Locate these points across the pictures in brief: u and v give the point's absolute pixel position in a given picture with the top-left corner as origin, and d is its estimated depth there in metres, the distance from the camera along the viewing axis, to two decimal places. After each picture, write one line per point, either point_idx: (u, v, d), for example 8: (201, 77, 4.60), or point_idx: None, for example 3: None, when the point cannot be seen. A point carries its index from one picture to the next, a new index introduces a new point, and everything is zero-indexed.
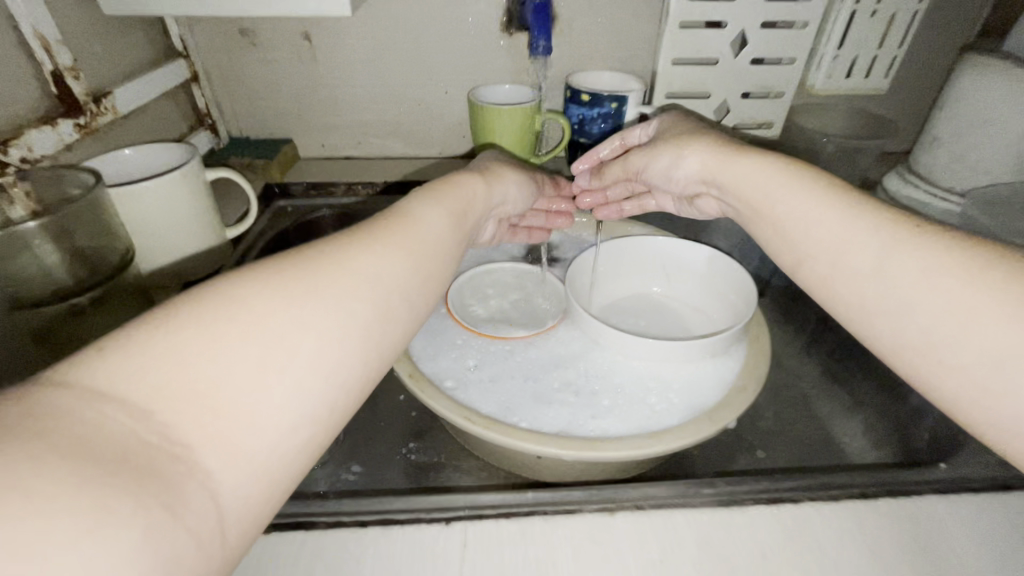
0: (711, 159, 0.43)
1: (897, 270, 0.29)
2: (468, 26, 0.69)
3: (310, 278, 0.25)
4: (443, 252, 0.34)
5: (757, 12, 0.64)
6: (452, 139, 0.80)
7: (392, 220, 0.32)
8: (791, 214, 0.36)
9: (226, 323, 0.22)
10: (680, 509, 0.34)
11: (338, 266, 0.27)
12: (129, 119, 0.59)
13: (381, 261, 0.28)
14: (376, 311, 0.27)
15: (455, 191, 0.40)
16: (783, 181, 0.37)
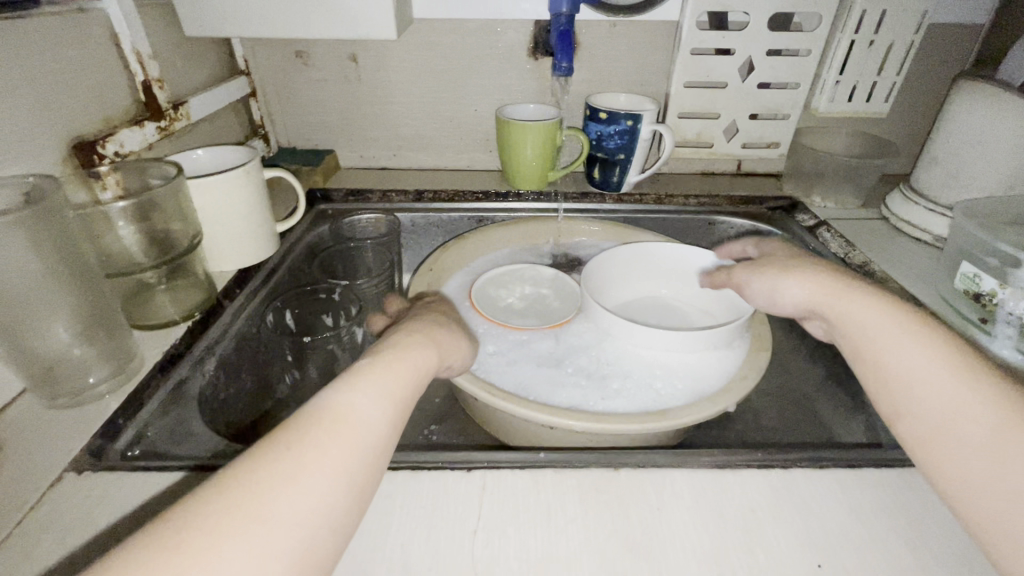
0: (816, 291, 0.43)
1: (1009, 452, 0.30)
2: (498, 50, 0.77)
3: (263, 495, 0.26)
4: (385, 446, 0.32)
5: (762, 41, 0.69)
6: (479, 153, 0.87)
7: (323, 416, 0.30)
8: (901, 364, 0.35)
9: (183, 556, 0.23)
10: (676, 469, 0.38)
11: (290, 475, 0.27)
12: (198, 125, 0.67)
13: (331, 460, 0.29)
14: (327, 511, 0.27)
15: (399, 362, 0.36)
16: (901, 330, 0.37)
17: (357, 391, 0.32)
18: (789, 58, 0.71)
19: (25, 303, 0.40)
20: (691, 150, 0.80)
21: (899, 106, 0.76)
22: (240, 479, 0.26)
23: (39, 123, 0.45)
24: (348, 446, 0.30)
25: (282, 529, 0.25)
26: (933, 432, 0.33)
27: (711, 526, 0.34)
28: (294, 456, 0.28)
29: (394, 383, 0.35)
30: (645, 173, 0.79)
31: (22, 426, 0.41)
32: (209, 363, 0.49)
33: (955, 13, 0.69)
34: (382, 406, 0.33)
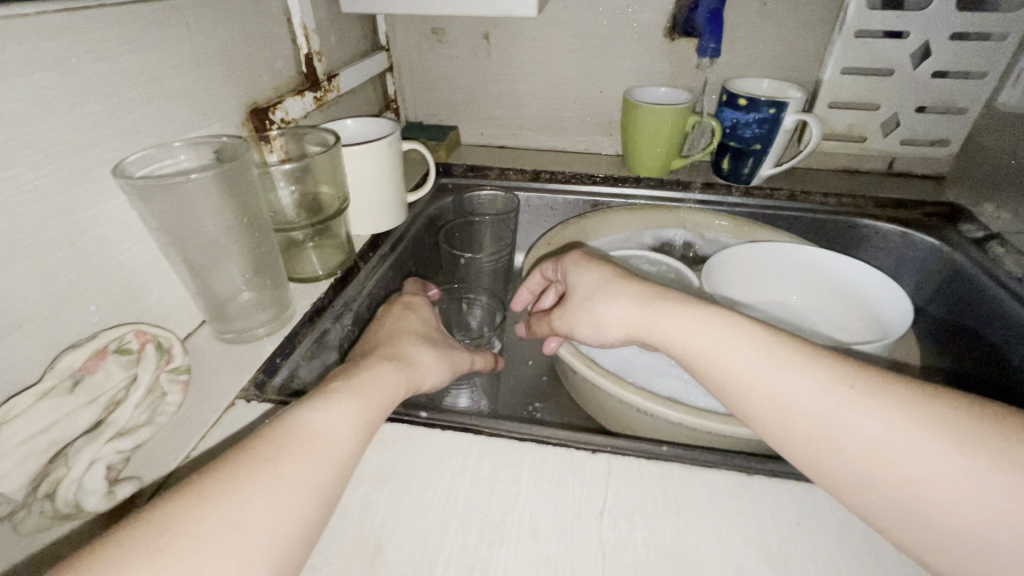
0: (634, 314, 0.40)
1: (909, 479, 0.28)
2: (633, 31, 0.74)
3: (221, 498, 0.25)
4: (348, 458, 0.31)
5: (946, 22, 0.61)
6: (599, 136, 0.85)
7: (282, 435, 0.29)
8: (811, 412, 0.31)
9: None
10: (818, 485, 0.35)
11: (248, 479, 0.26)
12: (344, 98, 0.72)
13: (297, 461, 0.28)
14: (289, 518, 0.26)
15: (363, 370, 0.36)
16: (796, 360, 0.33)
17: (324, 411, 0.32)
18: (978, 43, 0.62)
19: (214, 248, 0.45)
20: (837, 144, 0.73)
21: None
22: (190, 488, 0.26)
23: (229, 89, 0.51)
24: (310, 448, 0.29)
25: (244, 523, 0.25)
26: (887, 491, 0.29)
27: (860, 551, 0.32)
28: (257, 460, 0.28)
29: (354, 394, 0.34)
30: (781, 167, 0.74)
31: (202, 352, 0.47)
32: (347, 318, 0.54)
33: None
34: (346, 411, 0.32)
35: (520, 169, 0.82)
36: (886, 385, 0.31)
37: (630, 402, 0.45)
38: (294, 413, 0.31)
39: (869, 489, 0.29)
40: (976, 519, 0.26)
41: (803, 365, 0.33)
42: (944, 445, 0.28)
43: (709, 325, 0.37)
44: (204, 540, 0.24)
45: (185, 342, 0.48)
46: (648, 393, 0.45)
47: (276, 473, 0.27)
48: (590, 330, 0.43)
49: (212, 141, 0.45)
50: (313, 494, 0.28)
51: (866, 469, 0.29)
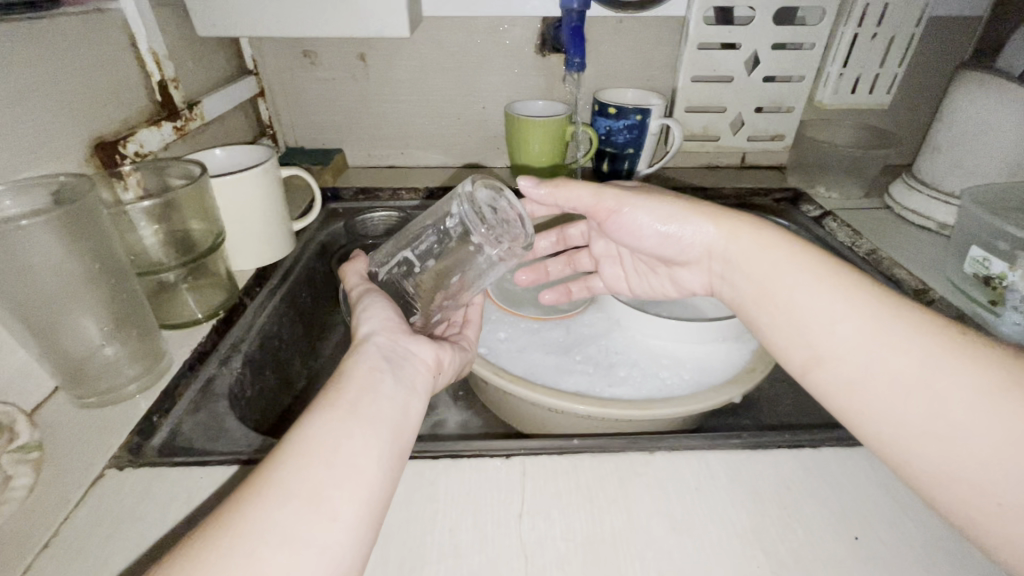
0: (676, 214, 0.44)
1: (935, 384, 0.30)
2: (507, 48, 0.77)
3: (202, 572, 0.24)
4: (359, 458, 0.29)
5: (766, 35, 0.71)
6: (487, 150, 0.87)
7: (286, 449, 0.29)
8: (805, 306, 0.36)
9: None
10: (710, 451, 0.39)
11: (229, 544, 0.25)
12: (210, 126, 0.67)
13: (281, 514, 0.26)
14: (312, 546, 0.26)
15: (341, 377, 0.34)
16: (791, 266, 0.38)
17: (317, 421, 0.30)
18: (793, 52, 0.72)
19: (61, 300, 0.40)
20: (697, 144, 0.81)
21: (901, 99, 0.78)
22: (180, 556, 0.25)
23: (64, 123, 0.45)
24: (293, 491, 0.27)
25: None
26: (850, 386, 0.34)
27: (748, 504, 0.35)
28: (236, 515, 0.26)
29: (333, 414, 0.31)
30: (654, 167, 0.80)
31: (58, 424, 0.41)
32: (236, 361, 0.49)
33: (953, 6, 0.70)
34: (332, 437, 0.30)
35: (412, 188, 0.81)
36: (932, 328, 0.32)
37: (538, 402, 0.46)
38: (270, 458, 0.29)
39: (850, 376, 0.34)
40: (958, 433, 0.29)
41: (866, 293, 0.35)
42: (940, 358, 0.31)
43: (779, 250, 0.39)
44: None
45: (34, 416, 0.41)
46: (555, 391, 0.47)
47: (258, 535, 0.25)
48: (641, 229, 0.46)
49: (47, 181, 0.40)
50: (309, 551, 0.26)
51: (842, 354, 0.34)
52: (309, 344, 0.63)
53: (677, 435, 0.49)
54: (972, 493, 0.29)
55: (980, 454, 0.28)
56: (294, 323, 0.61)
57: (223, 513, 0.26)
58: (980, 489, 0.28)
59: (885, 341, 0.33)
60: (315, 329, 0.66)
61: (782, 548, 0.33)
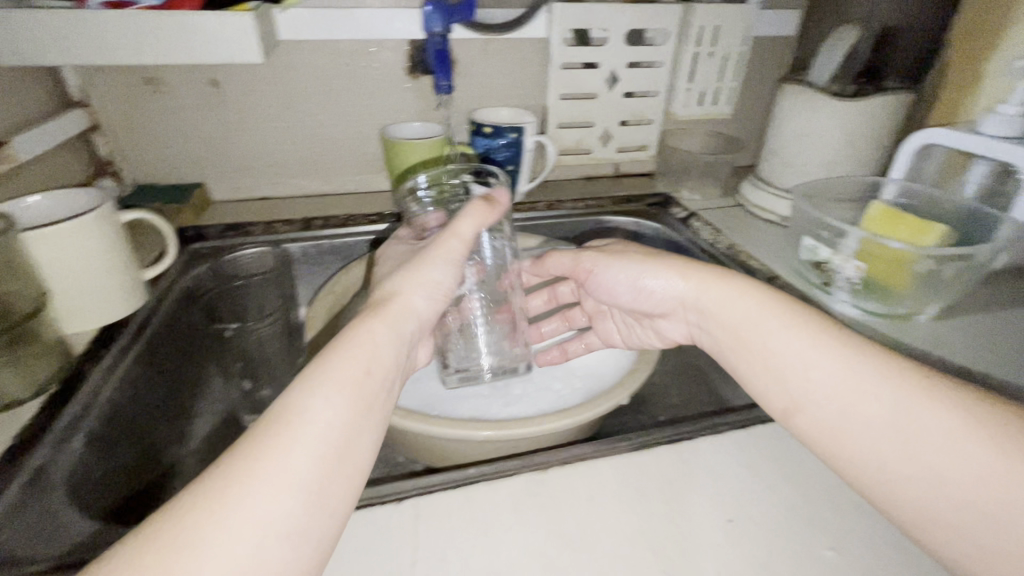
0: (692, 281, 0.45)
1: (907, 423, 0.32)
2: (375, 71, 0.76)
3: (191, 532, 0.26)
4: (357, 454, 0.31)
5: (621, 55, 0.76)
6: (367, 175, 0.84)
7: (279, 420, 0.30)
8: (783, 353, 0.38)
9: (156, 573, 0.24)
10: (598, 459, 0.40)
11: (214, 508, 0.27)
12: (26, 169, 0.58)
13: (265, 491, 0.28)
14: (295, 513, 0.28)
15: (349, 353, 0.34)
16: (773, 316, 0.39)
17: (316, 395, 0.31)
18: (646, 69, 0.79)
19: None
20: (573, 157, 0.85)
21: (741, 109, 0.87)
22: (171, 515, 0.26)
23: None
24: (286, 469, 0.28)
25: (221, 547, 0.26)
26: (830, 424, 0.35)
27: (636, 505, 0.37)
28: (224, 484, 0.27)
29: (335, 395, 0.32)
30: (535, 181, 0.82)
31: None
32: (77, 441, 0.43)
33: (770, 27, 0.80)
34: (328, 422, 0.31)
35: (287, 219, 0.76)
36: (912, 374, 0.34)
37: (434, 435, 0.45)
38: (270, 425, 0.30)
39: (831, 410, 0.35)
40: (943, 475, 0.31)
41: (828, 337, 0.37)
42: (915, 395, 0.33)
43: (750, 302, 0.41)
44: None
45: None
46: (448, 420, 0.45)
47: (238, 505, 0.27)
48: (627, 283, 0.49)
49: None
50: (285, 529, 0.27)
51: (824, 398, 0.35)
52: (178, 404, 0.57)
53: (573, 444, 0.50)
54: (966, 533, 0.30)
55: (967, 489, 0.30)
56: (155, 385, 0.54)
57: (210, 479, 0.28)
58: (957, 526, 0.30)
59: (855, 387, 0.34)
60: (184, 386, 0.59)
61: (667, 544, 0.34)
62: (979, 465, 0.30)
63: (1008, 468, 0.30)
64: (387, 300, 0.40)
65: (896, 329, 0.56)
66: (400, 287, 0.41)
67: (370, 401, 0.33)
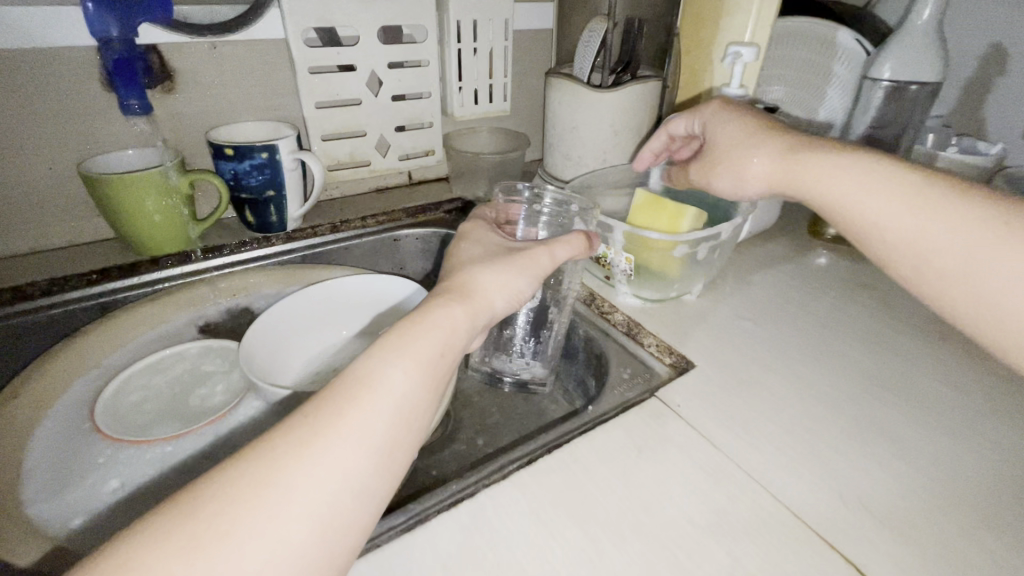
0: (852, 168, 0.42)
1: (995, 279, 0.35)
2: (49, 88, 0.58)
3: (233, 504, 0.26)
4: (411, 426, 0.32)
5: (378, 55, 0.69)
6: (77, 222, 0.65)
7: (356, 385, 0.32)
8: (936, 238, 0.37)
9: (191, 537, 0.25)
10: (361, 558, 0.33)
11: (273, 470, 0.28)
12: None
13: (323, 457, 0.29)
14: (348, 481, 0.29)
15: (427, 334, 0.35)
16: (925, 198, 0.38)
17: (392, 363, 0.33)
18: (411, 70, 0.72)
19: None
20: (349, 171, 0.76)
21: (522, 105, 0.86)
22: (220, 479, 0.27)
23: None
24: (349, 434, 0.30)
25: (261, 517, 0.26)
26: (961, 279, 0.36)
27: None
28: (284, 451, 0.29)
29: (414, 366, 0.33)
30: (309, 203, 0.71)
31: None
32: None
33: (531, 21, 0.80)
34: (408, 390, 0.33)
35: None
36: (974, 220, 0.36)
37: None
38: (352, 388, 0.31)
39: (1001, 275, 0.35)
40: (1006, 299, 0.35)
41: (921, 189, 0.39)
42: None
43: (889, 184, 0.40)
44: (220, 550, 0.25)
45: None
46: None
47: (274, 478, 0.28)
48: (732, 179, 0.51)
49: None
50: (356, 484, 0.29)
51: (962, 273, 0.36)
52: None
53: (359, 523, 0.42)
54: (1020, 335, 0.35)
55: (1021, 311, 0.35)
56: None
57: (263, 451, 0.29)
58: None
59: (993, 237, 0.35)
60: None
61: None
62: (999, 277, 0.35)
63: None
64: (469, 287, 0.40)
65: (670, 311, 0.58)
66: (473, 276, 0.41)
67: (443, 368, 0.35)
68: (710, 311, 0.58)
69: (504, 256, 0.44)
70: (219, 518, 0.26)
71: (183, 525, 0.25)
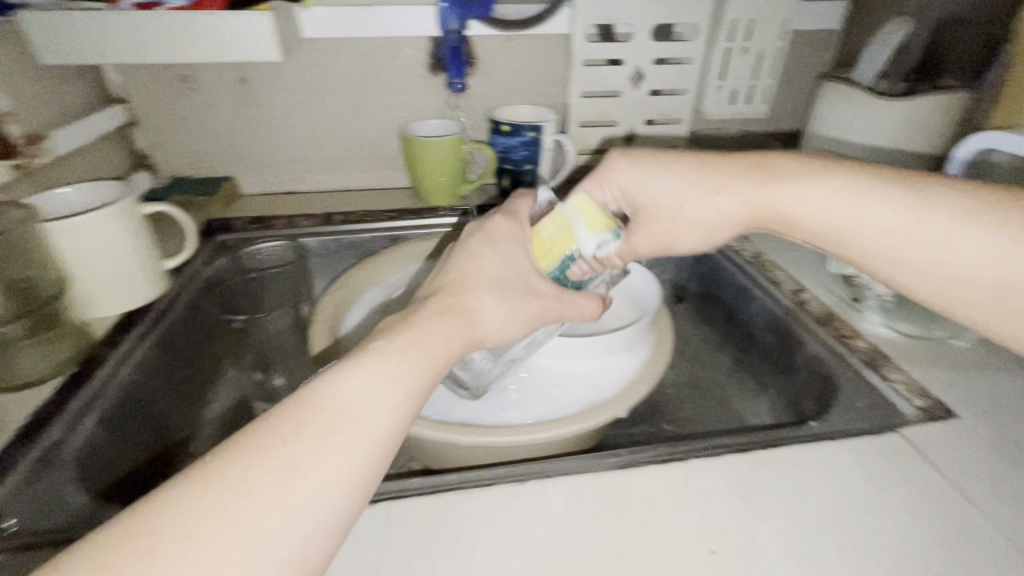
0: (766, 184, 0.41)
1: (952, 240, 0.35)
2: (395, 67, 0.76)
3: (224, 510, 0.23)
4: (386, 446, 0.28)
5: (648, 51, 0.73)
6: (388, 171, 0.85)
7: (248, 415, 0.27)
8: (872, 221, 0.37)
9: (163, 558, 0.21)
10: (583, 474, 0.38)
11: (262, 482, 0.24)
12: (67, 160, 0.62)
13: (318, 462, 0.25)
14: (341, 502, 0.25)
15: (415, 353, 0.31)
16: (852, 195, 0.38)
17: (371, 381, 0.29)
18: (674, 67, 0.75)
19: None
20: (595, 157, 0.82)
21: (779, 108, 0.83)
22: (215, 479, 0.24)
23: None
24: (338, 442, 0.26)
25: (246, 537, 0.23)
26: (944, 286, 0.36)
27: (613, 526, 0.35)
28: (277, 451, 0.25)
29: (390, 389, 0.29)
30: (555, 181, 0.80)
31: None
32: (88, 420, 0.46)
33: (812, 21, 0.75)
34: (383, 416, 0.28)
35: (310, 213, 0.78)
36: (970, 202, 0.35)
37: (419, 435, 0.46)
38: (287, 406, 0.27)
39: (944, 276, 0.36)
40: (978, 271, 0.35)
41: (809, 180, 0.40)
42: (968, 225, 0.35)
43: (817, 190, 0.39)
44: (201, 567, 0.21)
45: None
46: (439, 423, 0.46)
47: (259, 494, 0.24)
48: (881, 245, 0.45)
49: None
50: (348, 505, 0.26)
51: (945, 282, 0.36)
52: (193, 388, 0.59)
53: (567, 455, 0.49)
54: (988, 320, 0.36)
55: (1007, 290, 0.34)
56: (171, 370, 0.57)
57: (248, 447, 0.25)
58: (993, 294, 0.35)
59: (955, 241, 0.35)
60: (201, 374, 0.61)
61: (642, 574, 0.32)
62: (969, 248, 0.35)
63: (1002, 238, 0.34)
64: (463, 308, 0.36)
65: (928, 352, 0.51)
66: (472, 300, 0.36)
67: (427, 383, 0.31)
68: (985, 366, 0.49)
69: (511, 284, 0.39)
70: (193, 535, 0.22)
71: (153, 540, 0.22)
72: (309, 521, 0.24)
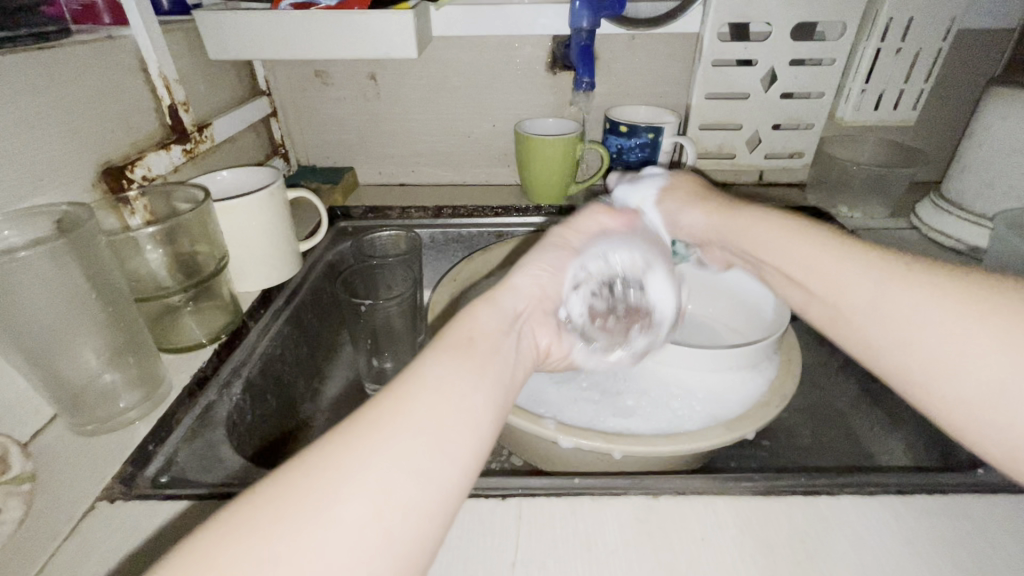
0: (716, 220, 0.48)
1: (928, 326, 0.30)
2: (516, 66, 0.77)
3: (349, 457, 0.26)
4: (468, 407, 0.30)
5: (785, 51, 0.69)
6: (498, 166, 0.86)
7: (399, 387, 0.29)
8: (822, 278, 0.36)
9: (306, 500, 0.24)
10: (718, 496, 0.37)
11: (361, 444, 0.26)
12: (221, 147, 0.68)
13: (417, 420, 0.28)
14: (439, 463, 0.27)
15: (474, 339, 0.34)
16: (828, 248, 0.37)
17: (444, 367, 0.31)
18: (811, 69, 0.70)
19: (61, 326, 0.40)
20: (712, 162, 0.79)
21: (925, 114, 0.76)
22: (334, 442, 0.26)
23: (71, 151, 0.46)
24: (420, 432, 0.27)
25: (367, 482, 0.25)
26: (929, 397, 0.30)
27: (759, 557, 0.33)
28: (391, 421, 0.27)
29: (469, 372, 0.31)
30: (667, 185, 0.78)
31: (54, 451, 0.41)
32: (236, 387, 0.48)
33: (979, 19, 0.68)
34: (460, 393, 0.30)
35: (421, 206, 0.80)
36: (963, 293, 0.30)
37: (536, 434, 0.44)
38: (397, 388, 0.29)
39: (959, 395, 0.29)
40: (925, 350, 0.30)
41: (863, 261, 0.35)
42: (976, 331, 0.28)
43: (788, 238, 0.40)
44: (334, 495, 0.24)
45: (27, 446, 0.41)
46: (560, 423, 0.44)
47: (376, 454, 0.26)
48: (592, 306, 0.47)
49: (51, 211, 0.41)
50: (441, 466, 0.27)
51: (948, 397, 0.29)
52: (314, 365, 0.63)
53: (686, 471, 0.47)
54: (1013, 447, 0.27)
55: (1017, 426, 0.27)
56: (298, 344, 0.60)
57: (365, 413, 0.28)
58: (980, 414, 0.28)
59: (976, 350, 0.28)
60: (319, 351, 0.65)
61: None
62: (982, 355, 0.28)
63: (1011, 345, 0.27)
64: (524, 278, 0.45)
65: None
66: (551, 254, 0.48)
67: (498, 383, 0.33)
68: None
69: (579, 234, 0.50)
70: (334, 479, 0.25)
71: (299, 486, 0.24)
72: (415, 472, 0.26)
